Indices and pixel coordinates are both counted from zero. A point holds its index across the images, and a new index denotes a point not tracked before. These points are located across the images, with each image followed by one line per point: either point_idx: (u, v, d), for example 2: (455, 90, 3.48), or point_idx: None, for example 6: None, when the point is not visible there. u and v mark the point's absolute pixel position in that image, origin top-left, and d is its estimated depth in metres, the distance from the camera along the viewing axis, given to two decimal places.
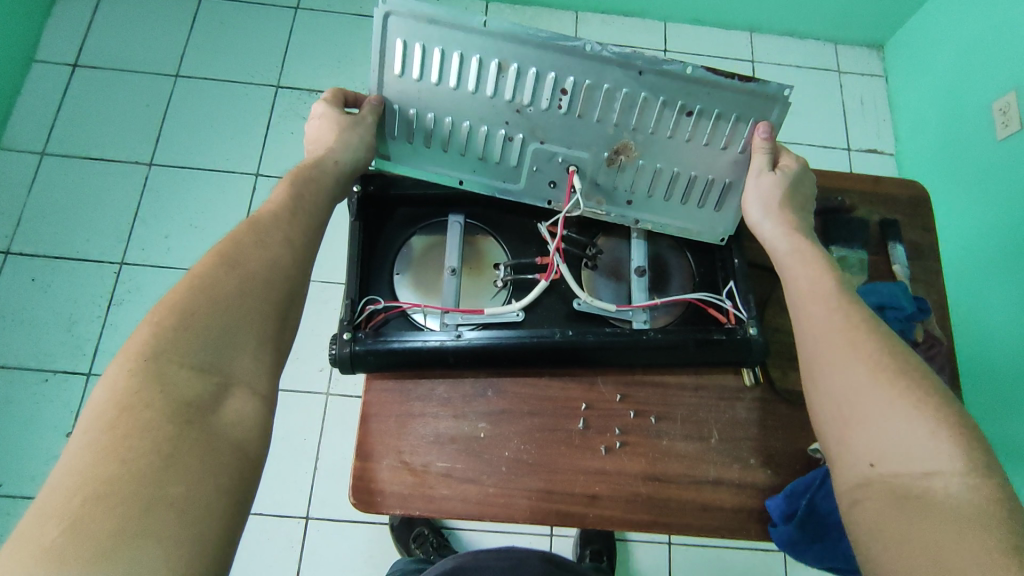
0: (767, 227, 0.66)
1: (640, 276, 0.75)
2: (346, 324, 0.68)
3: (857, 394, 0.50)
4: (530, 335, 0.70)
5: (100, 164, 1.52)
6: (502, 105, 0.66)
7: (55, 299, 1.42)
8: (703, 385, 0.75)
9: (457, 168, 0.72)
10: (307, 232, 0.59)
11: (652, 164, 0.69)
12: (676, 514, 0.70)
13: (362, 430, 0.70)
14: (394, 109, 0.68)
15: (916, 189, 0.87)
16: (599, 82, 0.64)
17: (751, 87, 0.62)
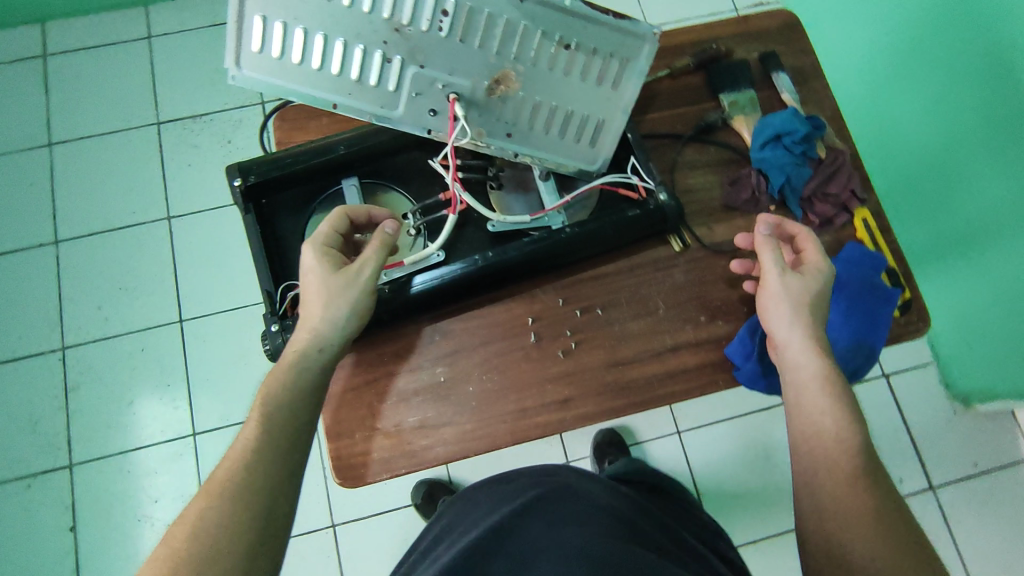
0: (789, 331, 0.64)
1: (545, 181, 0.76)
2: (271, 316, 0.65)
3: (823, 486, 0.56)
4: (455, 270, 0.70)
5: (4, 258, 1.45)
6: (379, 21, 0.63)
7: (10, 405, 1.37)
8: (637, 265, 0.76)
9: (329, 90, 0.67)
10: (275, 458, 0.55)
11: (533, 97, 0.69)
12: (648, 391, 0.72)
13: (327, 413, 0.70)
14: (246, 34, 0.62)
15: (784, 16, 0.87)
16: (480, 6, 0.63)
17: (625, 22, 0.65)
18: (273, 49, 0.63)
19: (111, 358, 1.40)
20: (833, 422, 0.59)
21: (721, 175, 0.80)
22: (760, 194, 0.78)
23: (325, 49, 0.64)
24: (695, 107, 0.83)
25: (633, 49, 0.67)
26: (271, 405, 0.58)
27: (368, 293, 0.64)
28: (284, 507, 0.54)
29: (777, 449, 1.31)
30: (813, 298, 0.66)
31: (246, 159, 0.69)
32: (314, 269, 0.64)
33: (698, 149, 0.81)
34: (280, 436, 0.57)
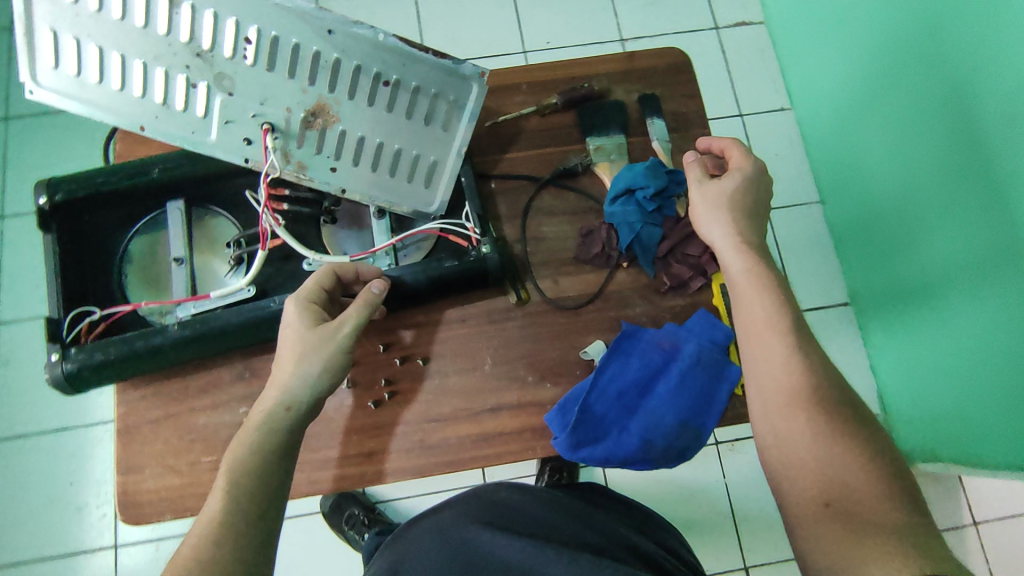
0: (720, 238, 0.61)
1: (378, 219, 0.72)
2: (53, 344, 0.63)
3: (796, 447, 0.50)
4: (252, 310, 0.66)
5: None
6: (179, 44, 0.60)
7: None
8: (470, 315, 0.72)
9: (132, 111, 0.63)
10: (255, 498, 0.51)
11: (354, 132, 0.66)
12: (461, 450, 0.68)
13: (121, 445, 0.68)
14: (39, 48, 0.60)
15: (673, 57, 0.82)
16: (287, 36, 0.60)
17: (445, 61, 0.62)
18: (70, 65, 0.61)
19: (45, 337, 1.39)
20: (796, 375, 0.52)
21: (576, 226, 0.75)
22: (611, 250, 0.73)
23: (124, 68, 0.61)
24: (559, 149, 0.78)
25: (459, 90, 0.65)
26: (243, 464, 0.52)
27: (343, 350, 0.59)
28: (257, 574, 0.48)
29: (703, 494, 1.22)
30: (738, 197, 0.62)
31: (58, 176, 0.67)
32: (294, 326, 0.60)
33: (555, 195, 0.76)
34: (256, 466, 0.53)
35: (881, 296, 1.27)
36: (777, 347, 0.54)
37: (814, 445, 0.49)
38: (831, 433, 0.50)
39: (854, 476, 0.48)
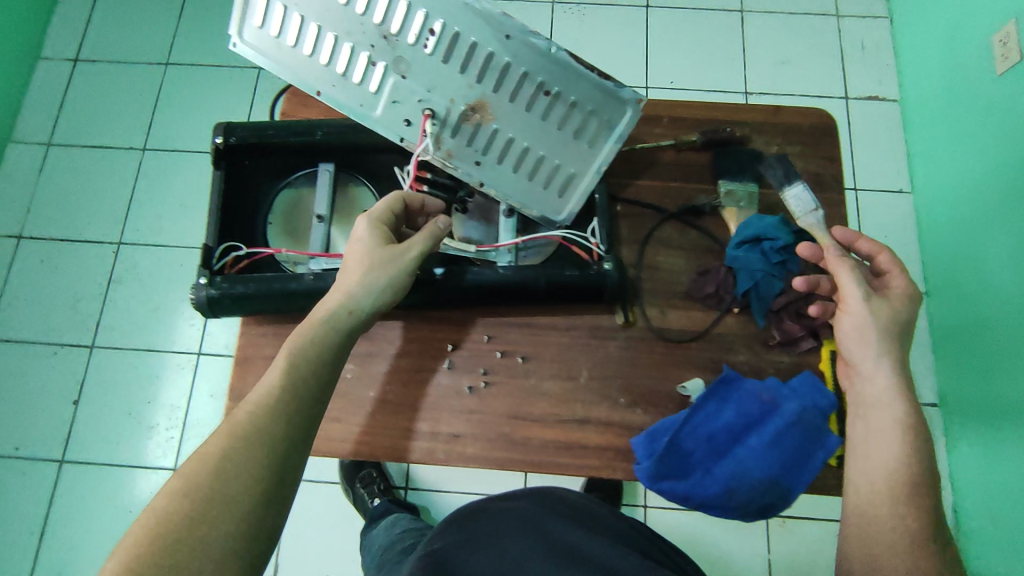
0: (873, 361, 0.61)
1: (507, 217, 0.75)
2: (203, 270, 0.69)
3: (878, 510, 0.55)
4: None
5: (95, 151, 1.63)
6: (369, 25, 0.65)
7: (64, 276, 1.52)
8: (574, 325, 0.74)
9: (314, 77, 0.69)
10: (319, 362, 0.59)
11: (506, 133, 0.69)
12: (541, 454, 0.70)
13: (237, 373, 0.73)
14: (251, 8, 0.67)
15: (820, 117, 0.81)
16: (467, 33, 0.64)
17: (608, 82, 0.64)
18: (273, 28, 0.67)
19: (157, 261, 1.53)
20: (903, 468, 0.56)
21: (693, 262, 0.76)
22: (726, 293, 0.73)
23: (317, 39, 0.67)
24: (690, 186, 0.79)
25: (614, 111, 0.66)
26: (304, 352, 0.59)
27: (407, 273, 0.65)
28: (305, 422, 0.57)
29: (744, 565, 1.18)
30: (901, 327, 0.63)
31: (234, 121, 0.74)
32: (365, 240, 0.66)
33: (678, 229, 0.77)
34: (325, 338, 0.61)
35: (964, 401, 1.22)
36: (895, 430, 0.57)
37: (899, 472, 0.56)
38: (915, 465, 0.56)
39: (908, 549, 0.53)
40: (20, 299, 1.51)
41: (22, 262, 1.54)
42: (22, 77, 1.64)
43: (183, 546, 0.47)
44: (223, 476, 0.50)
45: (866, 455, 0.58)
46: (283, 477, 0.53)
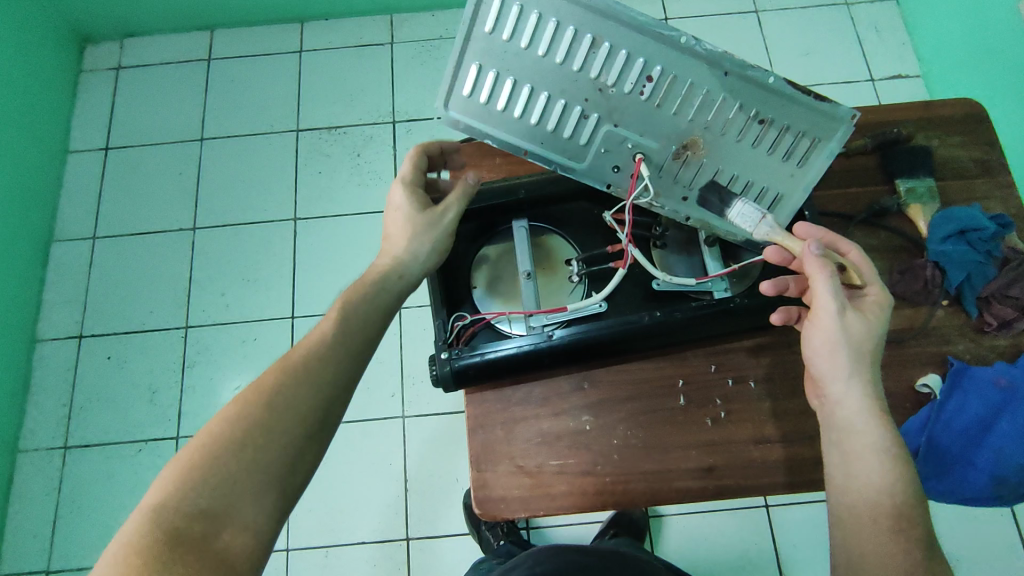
0: (847, 386, 0.58)
1: (711, 246, 0.76)
2: (442, 344, 0.70)
3: (877, 541, 0.54)
4: (621, 323, 0.71)
5: (153, 237, 1.82)
6: (585, 81, 0.67)
7: (132, 370, 1.68)
8: (795, 341, 0.75)
9: (525, 137, 0.72)
10: (368, 314, 0.60)
11: (716, 165, 0.71)
12: (796, 475, 0.70)
13: (474, 443, 0.72)
14: (461, 78, 0.68)
15: (970, 107, 0.84)
16: (683, 75, 0.66)
17: (826, 104, 0.66)
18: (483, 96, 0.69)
19: (222, 341, 1.70)
20: (881, 464, 0.55)
21: (891, 263, 0.78)
22: (934, 288, 0.75)
23: (529, 100, 0.69)
24: (868, 190, 0.81)
25: (827, 130, 0.68)
26: (357, 305, 0.60)
27: (448, 233, 0.68)
28: (352, 373, 0.57)
29: None
30: (874, 346, 0.59)
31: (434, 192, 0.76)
32: (401, 206, 0.68)
33: (867, 233, 0.79)
34: (375, 296, 0.62)
35: None
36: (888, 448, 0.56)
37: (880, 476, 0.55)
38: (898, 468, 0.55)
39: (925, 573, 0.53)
40: (94, 399, 1.66)
41: (88, 361, 1.70)
42: (54, 188, 1.85)
43: (231, 468, 0.50)
44: (269, 424, 0.52)
45: (850, 488, 0.56)
46: (322, 430, 0.54)
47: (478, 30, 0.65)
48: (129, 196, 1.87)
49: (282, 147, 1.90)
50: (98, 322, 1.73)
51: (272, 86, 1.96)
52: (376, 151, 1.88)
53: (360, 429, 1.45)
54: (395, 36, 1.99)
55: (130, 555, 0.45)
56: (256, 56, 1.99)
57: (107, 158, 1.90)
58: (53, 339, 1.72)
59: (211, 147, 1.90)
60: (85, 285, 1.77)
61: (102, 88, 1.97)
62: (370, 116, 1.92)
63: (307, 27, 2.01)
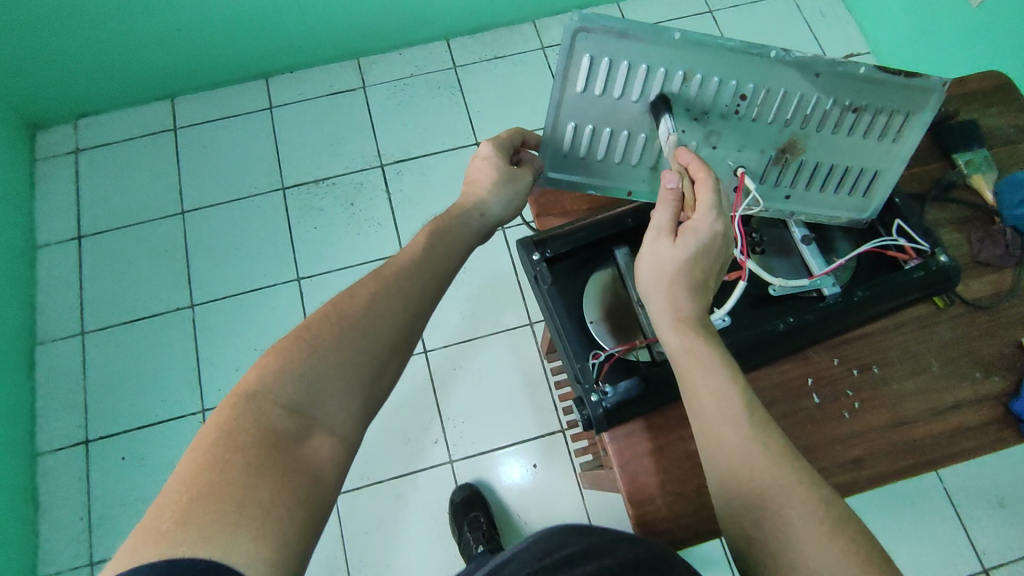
0: (654, 300, 0.61)
1: (809, 245, 0.78)
2: (589, 387, 0.69)
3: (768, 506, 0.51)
4: (756, 334, 0.72)
5: (145, 322, 1.58)
6: (680, 114, 0.67)
7: (153, 471, 1.46)
8: (903, 322, 0.77)
9: (628, 178, 0.74)
10: (452, 251, 0.66)
11: (813, 159, 0.72)
12: (934, 450, 0.72)
13: (625, 479, 0.71)
14: (559, 137, 0.69)
15: (999, 78, 0.90)
16: (777, 86, 0.66)
17: (918, 80, 0.66)
18: (581, 150, 0.71)
19: None
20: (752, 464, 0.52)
21: (969, 233, 0.82)
22: (1015, 250, 0.80)
23: (628, 142, 0.70)
24: (930, 168, 0.85)
25: (923, 102, 0.68)
26: (444, 238, 0.66)
27: (523, 194, 0.72)
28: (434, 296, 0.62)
29: (927, 500, 1.32)
30: (693, 272, 0.60)
31: (540, 232, 0.76)
32: (489, 158, 0.72)
33: (940, 207, 0.83)
34: (450, 230, 0.67)
35: None
36: (734, 401, 0.55)
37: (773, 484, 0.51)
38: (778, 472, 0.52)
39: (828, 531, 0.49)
40: (116, 507, 1.43)
41: (99, 467, 1.46)
42: (28, 283, 1.59)
43: (317, 375, 0.53)
44: (353, 337, 0.56)
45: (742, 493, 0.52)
46: (400, 347, 0.58)
47: (571, 92, 0.65)
48: (113, 282, 1.62)
49: (270, 208, 1.67)
50: (105, 422, 1.50)
51: (247, 144, 1.73)
52: (370, 198, 1.68)
53: (412, 483, 1.41)
54: (366, 79, 1.78)
55: (227, 438, 0.49)
56: (222, 107, 1.76)
57: (83, 248, 1.65)
58: (57, 451, 1.47)
59: (195, 220, 1.67)
60: (83, 387, 1.52)
61: (61, 175, 1.71)
62: (356, 163, 1.71)
63: (273, 81, 1.79)
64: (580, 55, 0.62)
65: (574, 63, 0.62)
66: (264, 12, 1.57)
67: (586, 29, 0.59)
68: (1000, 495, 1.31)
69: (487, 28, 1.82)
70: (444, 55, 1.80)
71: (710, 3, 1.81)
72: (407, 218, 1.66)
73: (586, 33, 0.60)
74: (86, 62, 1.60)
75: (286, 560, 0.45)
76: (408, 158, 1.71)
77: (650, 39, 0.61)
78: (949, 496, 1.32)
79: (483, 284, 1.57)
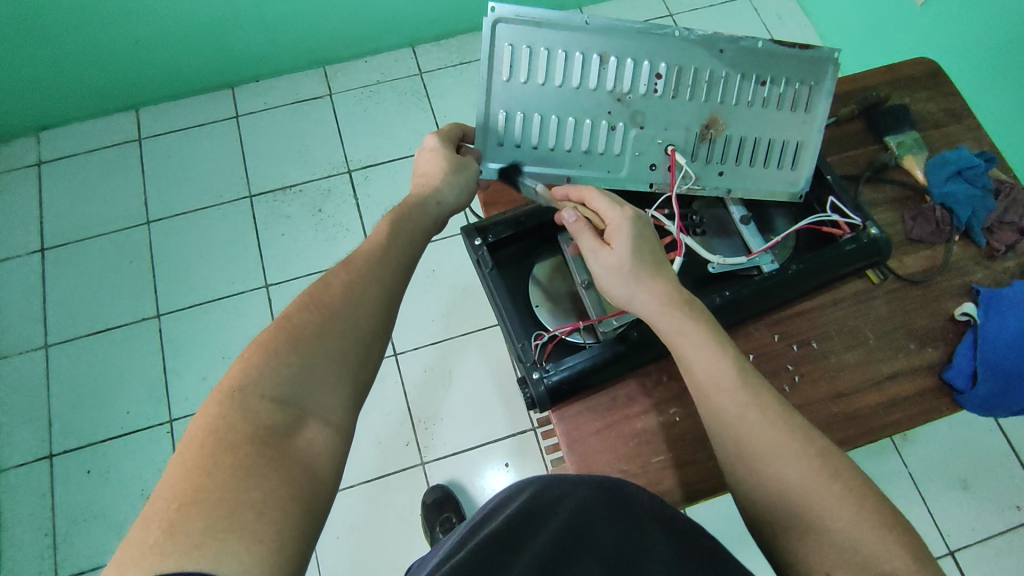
0: (636, 300, 0.62)
1: (747, 224, 0.80)
2: (531, 366, 0.71)
3: (805, 501, 0.52)
4: None
5: (109, 333, 1.56)
6: (604, 95, 0.71)
7: (118, 483, 1.42)
8: (840, 298, 0.80)
9: (565, 163, 0.75)
10: (414, 239, 0.63)
11: (739, 134, 0.76)
12: (873, 419, 0.74)
13: (573, 457, 0.73)
14: (493, 126, 0.72)
15: (927, 64, 0.94)
16: (687, 62, 0.71)
17: (812, 51, 0.73)
18: (515, 138, 0.73)
19: None
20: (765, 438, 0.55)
21: (902, 212, 0.85)
22: (946, 226, 0.82)
23: (559, 126, 0.72)
24: (864, 150, 0.88)
25: (821, 72, 0.75)
26: (406, 227, 0.63)
27: (474, 179, 0.71)
28: (404, 280, 0.60)
29: (891, 484, 1.34)
30: (642, 258, 0.62)
31: (482, 220, 0.78)
32: (435, 149, 0.71)
33: (874, 187, 0.86)
34: (412, 219, 0.65)
35: None
36: (726, 369, 0.58)
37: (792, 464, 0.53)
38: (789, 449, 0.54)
39: (846, 507, 0.52)
40: (80, 521, 1.39)
41: (62, 481, 1.43)
42: None
43: (302, 363, 0.49)
44: (335, 321, 0.52)
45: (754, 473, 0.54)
46: (382, 330, 0.55)
47: (497, 80, 0.69)
48: (78, 294, 1.60)
49: (237, 216, 1.66)
50: (68, 435, 1.46)
51: (212, 154, 1.73)
52: (337, 204, 1.68)
53: (382, 485, 1.40)
54: (332, 87, 1.79)
55: (214, 438, 0.44)
56: (187, 118, 1.76)
57: (46, 261, 1.62)
58: (20, 466, 1.44)
59: (161, 230, 1.65)
60: (46, 401, 1.49)
61: (24, 188, 1.69)
62: (323, 169, 1.71)
63: (239, 91, 1.79)
64: (501, 44, 0.68)
65: (495, 52, 0.68)
66: (224, 21, 1.57)
67: (503, 20, 0.66)
68: (963, 478, 1.33)
69: (451, 35, 1.84)
70: (409, 63, 1.82)
71: (668, 6, 1.85)
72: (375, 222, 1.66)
73: (504, 24, 0.67)
74: (48, 74, 1.59)
75: (288, 560, 0.40)
76: (375, 163, 1.72)
77: (561, 25, 0.67)
78: (912, 479, 1.34)
79: (451, 285, 1.57)
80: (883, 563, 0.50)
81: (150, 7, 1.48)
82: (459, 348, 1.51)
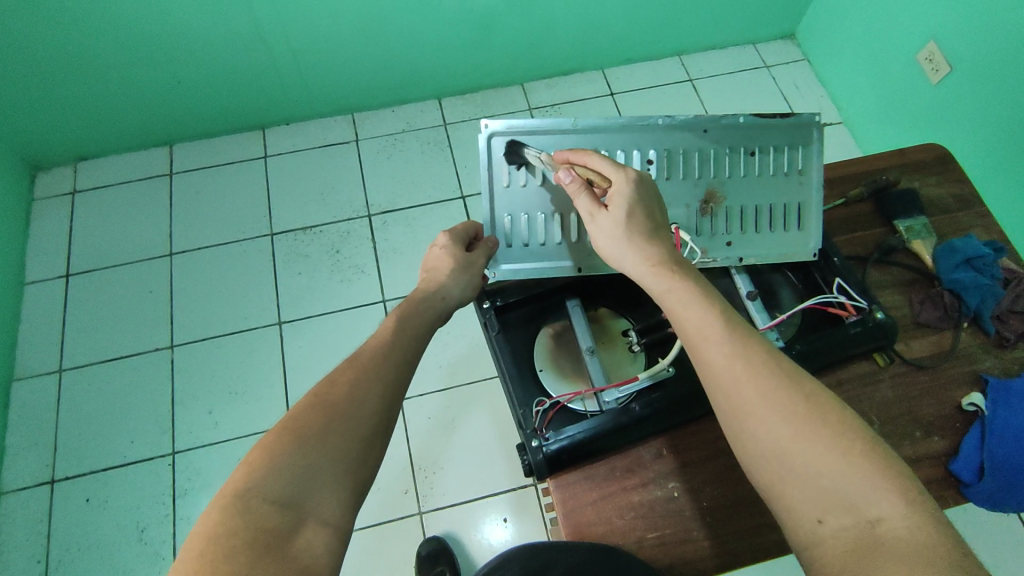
0: (628, 262, 0.64)
1: (754, 300, 0.81)
2: (531, 433, 0.71)
3: (799, 462, 0.49)
4: (694, 386, 0.74)
5: (123, 361, 1.58)
6: None
7: (115, 512, 1.42)
8: (843, 380, 0.79)
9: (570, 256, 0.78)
10: (420, 334, 0.65)
11: (735, 205, 0.79)
12: None
13: (568, 527, 0.72)
14: (499, 227, 0.77)
15: (938, 150, 0.95)
16: (675, 147, 0.77)
17: (791, 120, 0.79)
18: (521, 236, 0.77)
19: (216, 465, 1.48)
20: (793, 446, 0.49)
21: (909, 295, 0.85)
22: (953, 312, 0.82)
23: (563, 222, 0.77)
24: (871, 232, 0.90)
25: (807, 136, 0.80)
26: (412, 318, 0.66)
27: (477, 274, 0.74)
28: (406, 369, 0.61)
29: None
30: (643, 222, 0.64)
31: (493, 283, 0.81)
32: (445, 246, 0.74)
33: (882, 270, 0.87)
34: (418, 309, 0.67)
35: None
36: (713, 327, 0.55)
37: (833, 471, 0.48)
38: (833, 455, 0.48)
39: (891, 503, 0.46)
40: (74, 551, 1.39)
41: (62, 508, 1.43)
42: (11, 320, 1.60)
43: (304, 463, 0.49)
44: (337, 417, 0.53)
45: (794, 488, 0.49)
46: (386, 421, 0.55)
47: (498, 186, 0.76)
48: (96, 321, 1.63)
49: (256, 253, 1.71)
50: (72, 462, 1.47)
51: (239, 192, 1.78)
52: (355, 247, 1.71)
53: (376, 534, 1.37)
54: (358, 133, 1.86)
55: (215, 544, 0.44)
56: (217, 156, 1.83)
57: (70, 287, 1.67)
58: (21, 490, 1.44)
59: (182, 263, 1.70)
60: (53, 426, 1.51)
61: (56, 216, 1.75)
62: (345, 212, 1.75)
63: (269, 132, 1.86)
64: (498, 155, 0.76)
65: (494, 162, 0.76)
66: (259, 68, 1.66)
67: (497, 134, 0.75)
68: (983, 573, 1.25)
69: (476, 89, 1.90)
70: (433, 113, 1.88)
71: (689, 71, 1.91)
72: (390, 267, 1.69)
73: (498, 137, 0.76)
74: (90, 107, 1.67)
75: None
76: (394, 209, 1.76)
77: (553, 129, 0.75)
78: None
79: (460, 334, 1.59)
80: (872, 510, 0.46)
81: (193, 49, 1.56)
82: (464, 398, 1.51)
